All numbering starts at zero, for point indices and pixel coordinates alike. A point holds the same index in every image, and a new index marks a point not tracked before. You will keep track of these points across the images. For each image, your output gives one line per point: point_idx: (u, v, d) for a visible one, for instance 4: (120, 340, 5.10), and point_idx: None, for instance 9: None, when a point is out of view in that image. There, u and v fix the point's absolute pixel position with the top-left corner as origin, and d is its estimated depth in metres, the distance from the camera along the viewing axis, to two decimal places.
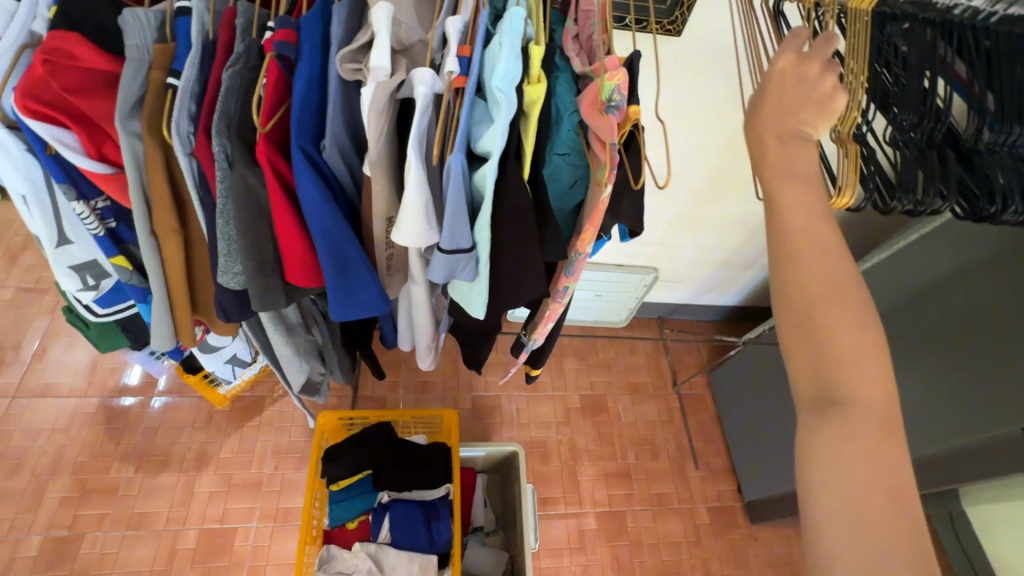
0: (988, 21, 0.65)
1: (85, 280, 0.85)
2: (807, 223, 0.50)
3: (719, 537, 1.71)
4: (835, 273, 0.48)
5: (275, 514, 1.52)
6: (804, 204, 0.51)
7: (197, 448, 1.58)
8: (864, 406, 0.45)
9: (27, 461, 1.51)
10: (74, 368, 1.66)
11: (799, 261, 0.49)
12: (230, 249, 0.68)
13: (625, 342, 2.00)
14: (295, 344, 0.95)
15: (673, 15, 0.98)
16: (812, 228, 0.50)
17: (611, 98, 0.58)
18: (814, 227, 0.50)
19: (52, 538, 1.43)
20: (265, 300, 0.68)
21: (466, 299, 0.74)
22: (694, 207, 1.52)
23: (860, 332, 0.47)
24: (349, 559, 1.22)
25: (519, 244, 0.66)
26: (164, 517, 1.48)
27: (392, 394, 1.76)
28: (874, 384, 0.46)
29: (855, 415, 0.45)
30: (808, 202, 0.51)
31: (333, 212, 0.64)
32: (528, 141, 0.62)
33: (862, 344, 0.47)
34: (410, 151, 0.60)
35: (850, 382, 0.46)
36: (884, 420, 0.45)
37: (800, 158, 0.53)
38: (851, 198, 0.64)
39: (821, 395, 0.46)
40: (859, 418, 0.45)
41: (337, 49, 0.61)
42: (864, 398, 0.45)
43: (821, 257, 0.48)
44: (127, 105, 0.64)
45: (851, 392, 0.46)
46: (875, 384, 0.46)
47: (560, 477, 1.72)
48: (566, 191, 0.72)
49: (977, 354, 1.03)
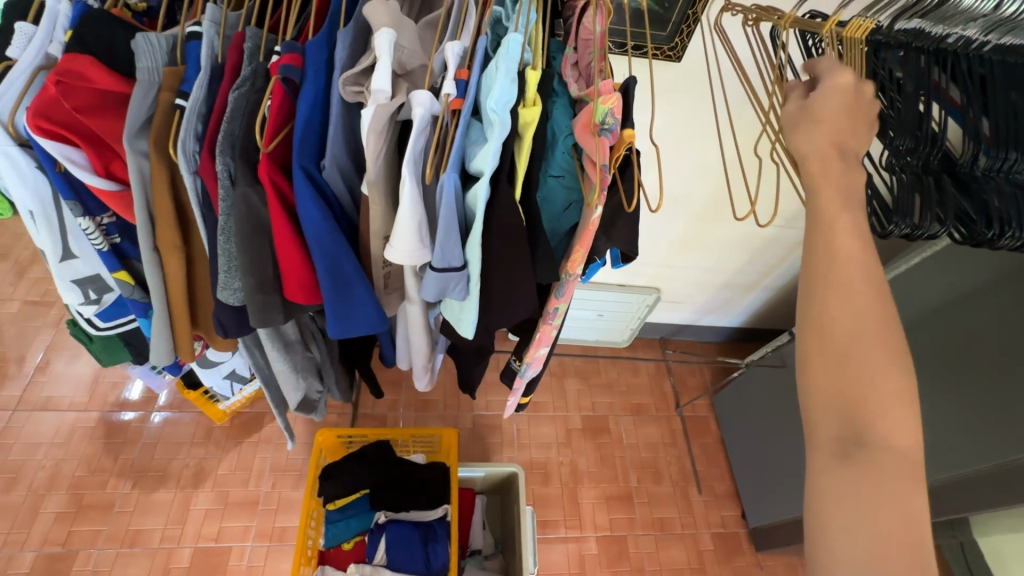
0: (982, 50, 0.65)
1: (88, 294, 0.86)
2: (819, 255, 0.51)
3: (723, 565, 1.67)
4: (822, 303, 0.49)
5: (271, 533, 1.50)
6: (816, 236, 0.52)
7: (194, 465, 1.57)
8: (891, 451, 0.45)
9: (25, 475, 1.50)
10: (77, 382, 1.66)
11: (823, 299, 0.50)
12: (230, 266, 0.69)
13: (627, 362, 1.99)
14: (292, 361, 0.95)
15: (673, 41, 1.00)
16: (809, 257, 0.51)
17: (603, 121, 0.60)
18: (832, 262, 0.50)
19: (45, 554, 1.41)
20: (262, 316, 0.69)
21: (458, 319, 0.74)
22: (695, 228, 1.53)
23: (880, 369, 0.47)
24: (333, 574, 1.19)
25: (512, 265, 0.66)
26: (159, 535, 1.47)
27: (392, 413, 1.75)
28: (903, 428, 0.46)
29: (873, 451, 0.45)
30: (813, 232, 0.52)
31: (331, 230, 0.64)
32: (522, 162, 0.64)
33: (883, 380, 0.47)
34: (405, 171, 0.61)
35: (866, 414, 0.46)
36: (917, 468, 0.45)
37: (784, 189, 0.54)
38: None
39: (846, 436, 0.46)
40: (887, 462, 0.45)
41: (340, 72, 0.62)
42: (896, 444, 0.45)
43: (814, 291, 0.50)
44: (135, 124, 0.65)
45: (883, 436, 0.45)
46: (901, 427, 0.46)
47: (560, 500, 1.69)
48: (560, 213, 0.72)
49: (981, 381, 1.02)
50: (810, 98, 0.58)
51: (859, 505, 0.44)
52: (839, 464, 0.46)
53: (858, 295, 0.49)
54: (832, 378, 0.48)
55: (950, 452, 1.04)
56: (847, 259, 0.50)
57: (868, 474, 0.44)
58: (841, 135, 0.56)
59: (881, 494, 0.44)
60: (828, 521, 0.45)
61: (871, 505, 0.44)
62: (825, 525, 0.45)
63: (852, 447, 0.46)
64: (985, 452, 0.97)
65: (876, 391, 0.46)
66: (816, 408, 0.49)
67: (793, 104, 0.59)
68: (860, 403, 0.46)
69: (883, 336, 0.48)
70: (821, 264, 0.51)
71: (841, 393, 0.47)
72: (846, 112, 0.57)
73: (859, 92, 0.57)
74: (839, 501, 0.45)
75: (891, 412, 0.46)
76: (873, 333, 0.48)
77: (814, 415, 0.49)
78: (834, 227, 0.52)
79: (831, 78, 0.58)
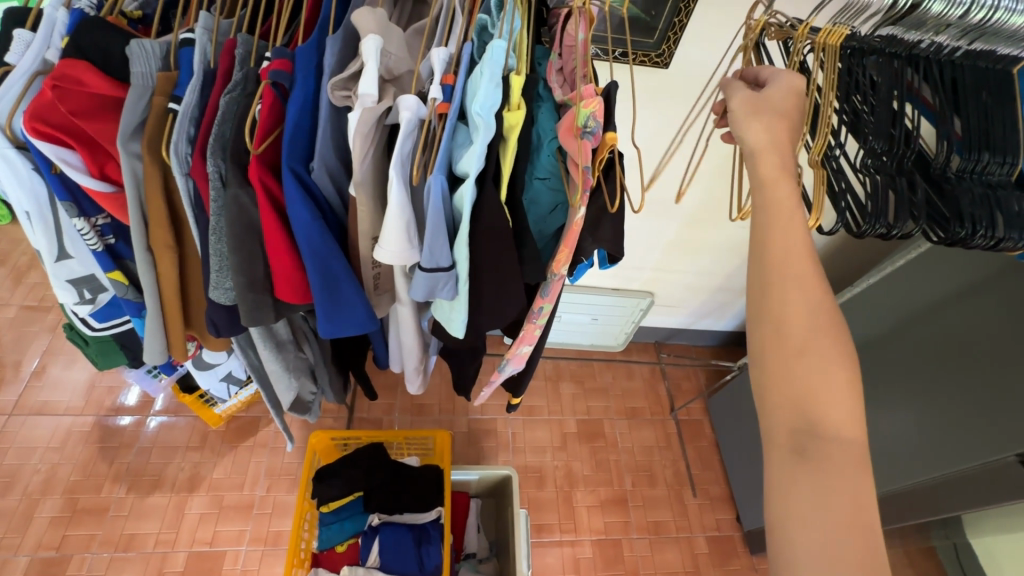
0: (954, 55, 0.68)
1: (83, 294, 0.88)
2: (776, 250, 0.52)
3: (718, 568, 1.67)
4: (794, 300, 0.51)
5: (265, 537, 1.50)
6: (787, 235, 0.53)
7: (189, 470, 1.57)
8: (845, 444, 0.46)
9: (20, 479, 1.51)
10: (73, 387, 1.67)
11: (792, 298, 0.51)
12: (222, 265, 0.70)
13: (622, 366, 2.00)
14: (284, 361, 0.95)
15: (660, 48, 1.02)
16: (777, 253, 0.53)
17: (586, 124, 0.61)
18: (802, 261, 0.52)
19: (40, 559, 1.41)
20: (253, 314, 0.70)
21: (448, 319, 0.75)
22: (685, 232, 1.54)
23: (843, 365, 0.49)
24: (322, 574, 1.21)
25: (497, 264, 0.68)
26: (153, 539, 1.47)
27: (387, 416, 1.76)
28: (853, 422, 0.47)
29: (830, 445, 0.46)
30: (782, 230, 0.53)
31: (321, 231, 0.66)
32: (507, 164, 0.65)
33: (838, 376, 0.48)
34: (392, 172, 0.63)
35: (819, 409, 0.48)
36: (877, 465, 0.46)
37: (774, 186, 0.55)
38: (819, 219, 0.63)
39: (801, 430, 0.48)
40: (847, 457, 0.46)
41: (329, 77, 0.64)
42: (847, 436, 0.47)
43: (792, 289, 0.51)
44: (129, 126, 0.67)
45: (836, 429, 0.47)
46: (853, 420, 0.48)
47: (556, 504, 1.70)
48: (546, 215, 0.74)
49: (963, 383, 1.04)
50: (767, 90, 0.59)
51: (822, 501, 0.45)
52: (794, 457, 0.47)
53: (825, 295, 0.51)
54: (789, 375, 0.49)
55: (939, 452, 1.05)
56: (816, 259, 0.52)
57: (820, 466, 0.46)
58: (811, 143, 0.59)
59: (843, 490, 0.45)
60: (788, 511, 0.46)
61: (827, 495, 0.45)
62: (782, 516, 0.46)
63: (806, 441, 0.47)
64: (969, 453, 0.99)
65: (836, 389, 0.48)
66: (773, 403, 0.50)
67: (743, 93, 0.60)
68: (822, 401, 0.48)
69: (837, 331, 0.50)
70: (786, 259, 0.52)
71: (810, 387, 0.48)
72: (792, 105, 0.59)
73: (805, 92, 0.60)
74: (793, 494, 0.46)
75: (843, 406, 0.48)
76: (836, 332, 0.49)
77: (770, 411, 0.51)
78: (802, 225, 0.53)
79: (784, 77, 0.60)
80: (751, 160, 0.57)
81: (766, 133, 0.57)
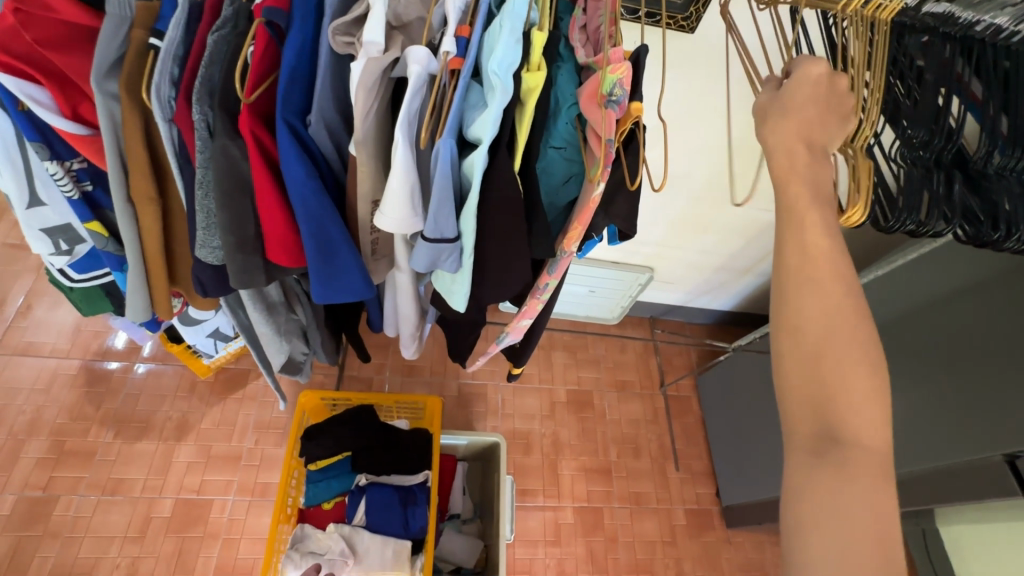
0: (1012, 40, 0.61)
1: (58, 244, 0.85)
2: (812, 240, 0.50)
3: (693, 538, 1.73)
4: (803, 293, 0.49)
5: (252, 488, 1.51)
6: (793, 224, 0.51)
7: (177, 419, 1.56)
8: (863, 447, 0.45)
9: (6, 418, 1.50)
10: (59, 329, 1.63)
11: (800, 295, 0.49)
12: (209, 222, 0.66)
13: (615, 340, 2.00)
14: (276, 325, 0.92)
15: (687, 11, 0.95)
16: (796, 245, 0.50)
17: (612, 92, 0.56)
18: (808, 252, 0.50)
19: (27, 498, 1.42)
20: (244, 276, 0.66)
21: (449, 291, 0.72)
22: (695, 209, 1.50)
23: (854, 365, 0.47)
24: (291, 560, 1.16)
25: (503, 238, 0.65)
26: (140, 485, 1.47)
27: (378, 376, 1.76)
28: (875, 427, 0.46)
29: (846, 450, 0.45)
30: (793, 226, 0.51)
31: (318, 192, 0.62)
32: (523, 130, 0.60)
33: (859, 377, 0.47)
34: (397, 132, 0.58)
35: (838, 408, 0.46)
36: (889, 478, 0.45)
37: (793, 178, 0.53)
38: (860, 216, 0.61)
39: (822, 433, 0.46)
40: (861, 458, 0.45)
41: (330, 20, 0.58)
42: (867, 442, 0.46)
43: (811, 288, 0.49)
44: (104, 63, 0.61)
45: (854, 432, 0.46)
46: (873, 425, 0.46)
47: (540, 470, 1.73)
48: (559, 186, 0.69)
49: (950, 380, 1.05)
50: (786, 85, 0.56)
51: (827, 513, 0.43)
52: (812, 457, 0.46)
53: (833, 291, 0.48)
54: (809, 367, 0.48)
55: (922, 449, 1.06)
56: (826, 255, 0.49)
57: (840, 467, 0.44)
58: (820, 127, 0.55)
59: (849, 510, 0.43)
60: (799, 522, 0.44)
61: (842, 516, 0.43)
62: (797, 526, 0.44)
63: (827, 443, 0.46)
64: (952, 450, 1.00)
65: (847, 386, 0.47)
66: (790, 401, 0.49)
67: (765, 93, 0.58)
68: (832, 397, 0.47)
69: (856, 322, 0.48)
70: (821, 251, 0.50)
71: (816, 386, 0.47)
72: (819, 100, 0.56)
73: (832, 80, 0.56)
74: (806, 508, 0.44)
75: (863, 409, 0.46)
76: (849, 326, 0.48)
77: (788, 407, 0.49)
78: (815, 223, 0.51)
79: (801, 68, 0.56)
80: (779, 153, 0.54)
81: (770, 134, 0.55)
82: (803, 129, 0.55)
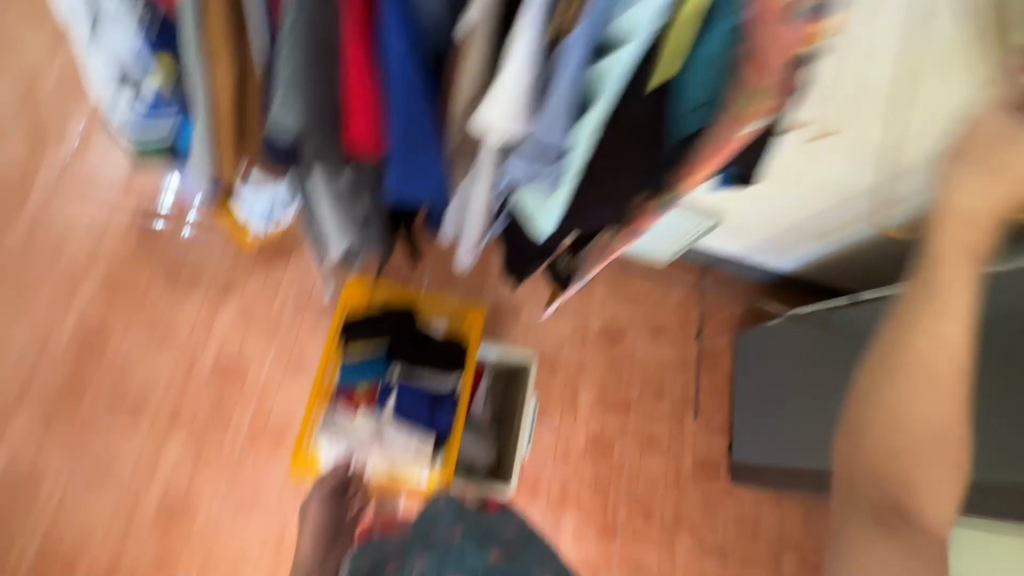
0: None
1: (122, 96, 0.87)
2: (936, 359, 0.55)
3: (695, 481, 1.85)
4: (911, 381, 0.56)
5: (288, 357, 1.63)
6: (936, 324, 0.56)
7: (222, 282, 1.64)
8: (926, 528, 0.55)
9: (66, 252, 1.60)
10: (111, 177, 1.64)
11: (905, 388, 0.56)
12: (287, 82, 0.62)
13: (662, 283, 1.94)
14: (340, 213, 0.90)
15: None
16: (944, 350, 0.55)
17: (801, 6, 0.57)
18: (936, 353, 0.55)
19: (82, 328, 1.56)
20: (322, 151, 0.69)
21: (540, 199, 0.77)
22: (820, 163, 1.32)
23: (944, 465, 0.55)
24: (326, 477, 1.20)
25: (615, 152, 0.67)
26: (184, 335, 1.60)
27: (416, 281, 1.75)
28: (944, 517, 0.55)
29: (914, 529, 0.54)
30: (931, 320, 0.56)
31: (416, 73, 0.62)
32: (659, 44, 0.59)
33: (939, 485, 0.55)
34: (526, 17, 0.55)
35: (916, 496, 0.55)
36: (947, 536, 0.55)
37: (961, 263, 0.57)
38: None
39: (892, 507, 0.56)
40: (923, 540, 0.54)
41: None
42: (936, 527, 0.55)
43: (926, 385, 0.55)
44: None
45: (923, 517, 0.55)
46: (944, 509, 0.55)
47: (561, 392, 1.82)
48: (687, 111, 0.64)
49: (996, 408, 1.07)
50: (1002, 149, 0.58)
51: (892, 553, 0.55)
52: (875, 524, 0.56)
53: (946, 401, 0.55)
54: (890, 455, 0.56)
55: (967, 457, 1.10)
56: (952, 359, 0.55)
57: (890, 531, 0.55)
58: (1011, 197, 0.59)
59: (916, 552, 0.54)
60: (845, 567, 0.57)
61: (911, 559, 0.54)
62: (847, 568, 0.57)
63: (893, 518, 0.55)
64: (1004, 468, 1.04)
65: (929, 475, 0.55)
66: (861, 482, 0.58)
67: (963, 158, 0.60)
68: (907, 485, 0.55)
69: (949, 428, 0.55)
70: (947, 343, 0.55)
71: (900, 479, 0.56)
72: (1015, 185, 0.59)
73: None
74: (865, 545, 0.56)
75: (933, 505, 0.55)
76: (946, 426, 0.55)
77: (855, 480, 0.59)
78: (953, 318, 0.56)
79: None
80: (963, 218, 0.59)
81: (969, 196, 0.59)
82: (997, 199, 0.58)
